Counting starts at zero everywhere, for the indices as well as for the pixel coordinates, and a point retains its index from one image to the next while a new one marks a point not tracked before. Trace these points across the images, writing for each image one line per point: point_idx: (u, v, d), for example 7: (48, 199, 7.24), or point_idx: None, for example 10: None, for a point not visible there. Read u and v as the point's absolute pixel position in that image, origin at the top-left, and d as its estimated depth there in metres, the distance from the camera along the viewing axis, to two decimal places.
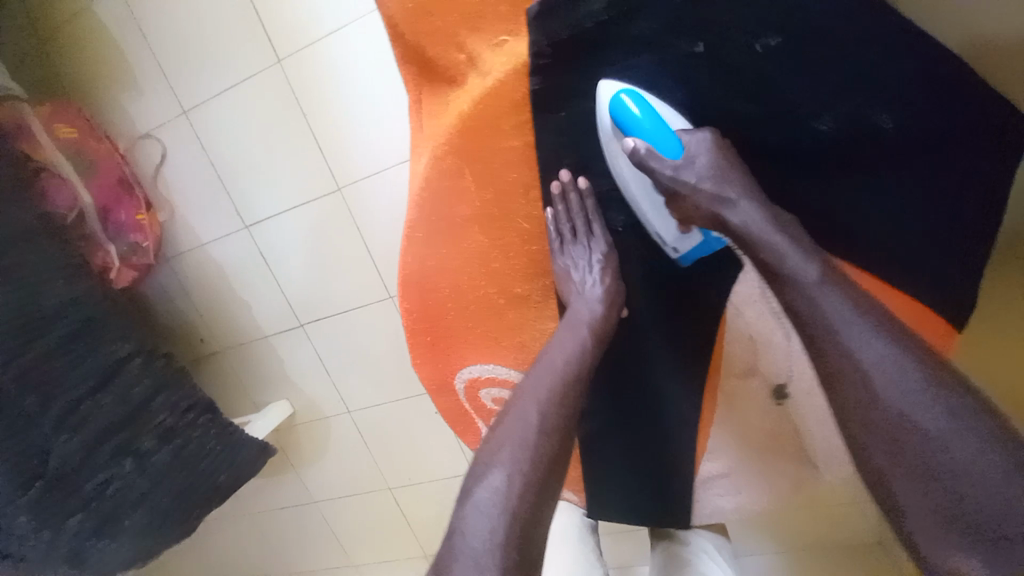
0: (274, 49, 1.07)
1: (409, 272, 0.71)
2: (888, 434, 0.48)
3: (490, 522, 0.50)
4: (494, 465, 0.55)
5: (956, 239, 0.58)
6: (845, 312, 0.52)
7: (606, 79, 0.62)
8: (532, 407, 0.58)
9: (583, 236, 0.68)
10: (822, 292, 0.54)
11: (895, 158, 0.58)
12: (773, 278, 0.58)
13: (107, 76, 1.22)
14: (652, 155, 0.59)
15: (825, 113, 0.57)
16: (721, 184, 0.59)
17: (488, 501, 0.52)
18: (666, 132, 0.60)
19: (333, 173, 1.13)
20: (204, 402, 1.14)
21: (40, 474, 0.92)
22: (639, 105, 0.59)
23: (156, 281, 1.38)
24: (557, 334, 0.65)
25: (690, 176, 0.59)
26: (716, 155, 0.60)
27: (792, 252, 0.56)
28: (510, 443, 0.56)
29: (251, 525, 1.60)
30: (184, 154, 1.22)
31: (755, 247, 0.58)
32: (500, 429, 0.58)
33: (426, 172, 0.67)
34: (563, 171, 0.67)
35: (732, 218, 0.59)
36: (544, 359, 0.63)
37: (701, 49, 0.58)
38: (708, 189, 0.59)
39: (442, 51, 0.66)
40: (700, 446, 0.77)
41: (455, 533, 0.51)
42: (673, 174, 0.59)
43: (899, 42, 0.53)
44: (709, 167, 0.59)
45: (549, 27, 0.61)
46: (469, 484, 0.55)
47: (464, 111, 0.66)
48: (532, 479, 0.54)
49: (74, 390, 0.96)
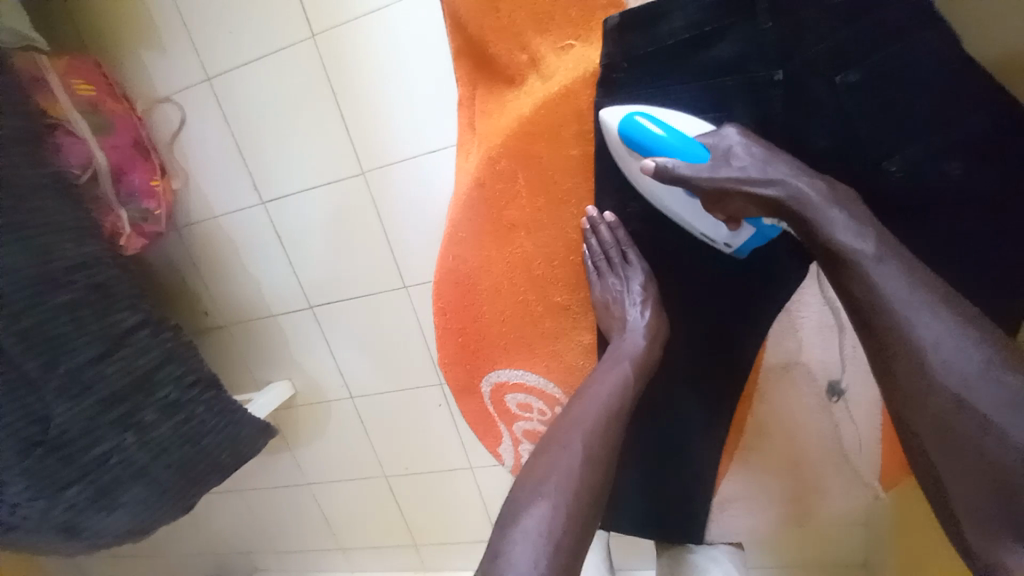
0: (309, 23, 1.04)
1: (448, 270, 0.71)
2: (941, 460, 0.48)
3: (535, 553, 0.52)
4: (538, 495, 0.56)
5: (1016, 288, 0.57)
6: (903, 292, 0.51)
7: (607, 107, 0.62)
8: (578, 437, 0.59)
9: (619, 266, 0.66)
10: (880, 267, 0.52)
11: (957, 201, 0.58)
12: (829, 261, 0.55)
13: (130, 34, 1.17)
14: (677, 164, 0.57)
15: (896, 154, 0.57)
16: (766, 166, 0.56)
17: (532, 532, 0.53)
18: (688, 141, 0.58)
19: (358, 157, 1.11)
20: (208, 376, 1.11)
21: (40, 441, 0.90)
22: (653, 125, 0.58)
23: (163, 249, 1.34)
24: (602, 368, 0.65)
25: (732, 173, 0.56)
26: (754, 144, 0.57)
27: (845, 228, 0.54)
28: (556, 473, 0.57)
29: (242, 501, 1.59)
30: (204, 121, 1.18)
31: (812, 226, 0.55)
32: (545, 455, 0.59)
33: (476, 171, 0.67)
34: (588, 208, 0.67)
35: (782, 193, 0.56)
36: (588, 393, 0.62)
37: (780, 76, 0.58)
38: (754, 174, 0.56)
39: (505, 49, 0.65)
40: (724, 467, 0.80)
41: (499, 559, 0.52)
42: (712, 173, 0.57)
43: (976, 93, 0.54)
44: (751, 157, 0.57)
45: (626, 40, 0.60)
46: (512, 509, 0.56)
47: (524, 114, 0.65)
48: (575, 511, 0.55)
49: (82, 356, 0.93)
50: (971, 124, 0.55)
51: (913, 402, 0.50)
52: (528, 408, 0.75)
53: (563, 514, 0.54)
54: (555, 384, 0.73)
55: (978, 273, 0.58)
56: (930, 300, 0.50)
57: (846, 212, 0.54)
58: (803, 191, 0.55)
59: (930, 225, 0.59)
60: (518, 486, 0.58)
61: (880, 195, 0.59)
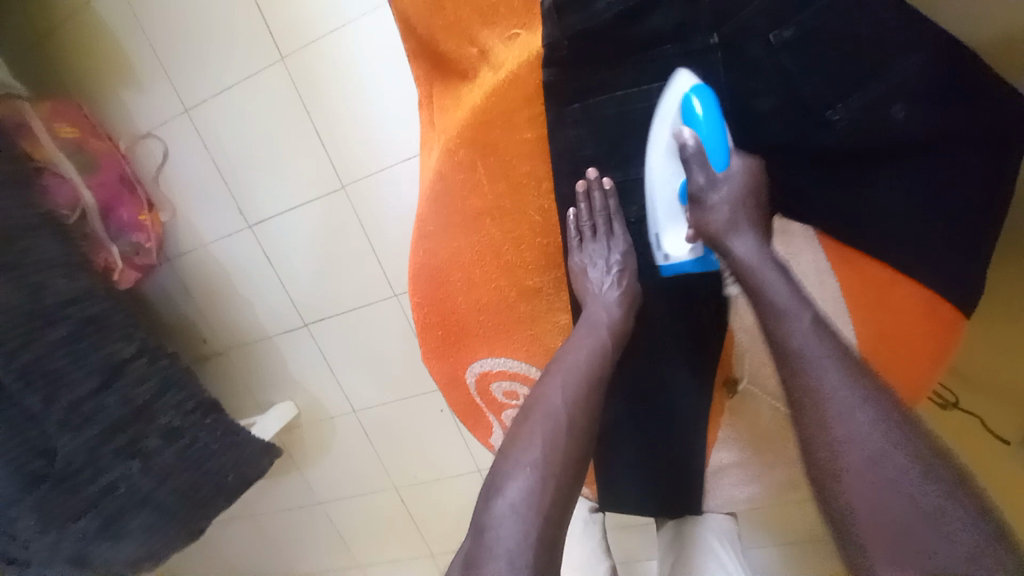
0: (277, 48, 1.07)
1: (421, 266, 0.73)
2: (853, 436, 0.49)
3: (520, 526, 0.50)
4: (523, 464, 0.54)
5: (958, 226, 0.60)
6: (813, 350, 0.53)
7: (684, 69, 0.61)
8: (557, 395, 0.59)
9: (603, 235, 0.69)
10: (794, 320, 0.56)
11: (901, 150, 0.59)
12: (759, 306, 0.60)
13: (109, 75, 1.22)
14: (697, 155, 0.62)
15: (838, 103, 0.58)
16: (734, 214, 0.63)
17: (516, 502, 0.52)
18: (717, 141, 0.62)
19: (337, 172, 1.13)
20: (209, 401, 1.13)
21: (46, 474, 0.91)
22: (711, 105, 0.61)
23: (157, 281, 1.37)
24: (577, 333, 0.65)
25: (712, 195, 0.63)
26: (741, 187, 0.63)
27: (783, 285, 0.59)
28: (538, 439, 0.56)
29: (256, 526, 1.60)
30: (185, 152, 1.22)
31: (750, 277, 0.61)
32: (526, 423, 0.58)
33: (437, 165, 0.69)
34: (589, 170, 0.68)
35: (744, 245, 0.63)
36: (566, 358, 0.63)
37: (716, 40, 0.60)
38: (721, 210, 0.63)
39: (454, 45, 0.67)
40: (713, 436, 0.76)
41: (486, 534, 0.50)
42: (703, 183, 0.63)
43: (918, 36, 0.55)
44: (729, 196, 0.63)
45: (565, 22, 0.61)
46: (494, 482, 0.54)
47: (476, 104, 0.66)
48: (559, 481, 0.55)
49: (79, 388, 0.95)
50: (916, 75, 0.56)
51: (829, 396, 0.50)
52: (514, 396, 0.76)
53: (550, 483, 0.54)
54: (538, 369, 0.74)
55: (927, 215, 0.60)
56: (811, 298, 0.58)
57: (785, 274, 0.60)
58: (742, 251, 0.62)
59: (886, 184, 0.60)
60: (501, 457, 0.57)
61: (832, 155, 0.60)
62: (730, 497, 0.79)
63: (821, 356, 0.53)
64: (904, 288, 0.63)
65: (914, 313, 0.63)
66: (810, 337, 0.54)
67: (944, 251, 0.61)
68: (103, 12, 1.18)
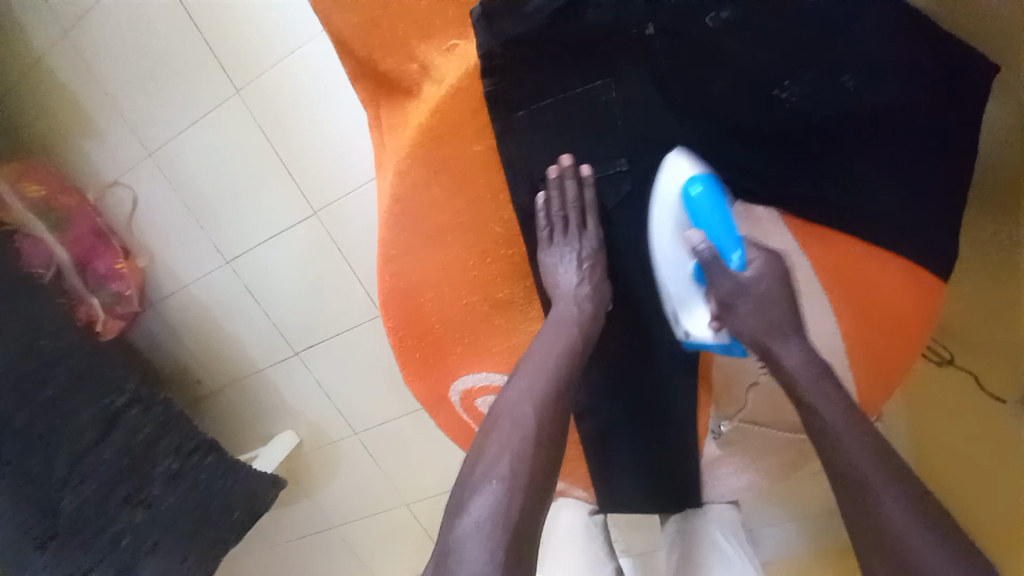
0: (232, 81, 1.05)
1: (390, 288, 0.71)
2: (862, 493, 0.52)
3: (486, 546, 0.50)
4: (490, 477, 0.54)
5: (923, 191, 0.59)
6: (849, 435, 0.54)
7: (678, 152, 0.63)
8: (527, 405, 0.58)
9: (574, 228, 0.67)
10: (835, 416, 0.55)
11: (857, 121, 0.57)
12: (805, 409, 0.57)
13: (69, 127, 1.21)
14: (712, 253, 0.61)
15: (787, 80, 0.57)
16: (770, 324, 0.59)
17: (480, 520, 0.51)
18: (727, 232, 0.61)
19: (308, 199, 1.12)
20: (208, 440, 1.12)
21: (54, 534, 0.90)
22: (712, 196, 0.61)
23: (144, 326, 1.37)
24: (545, 332, 0.64)
25: (743, 299, 0.60)
26: (773, 289, 0.59)
27: (828, 391, 0.56)
28: (506, 453, 0.55)
29: (274, 557, 1.59)
30: (153, 195, 1.20)
31: (800, 387, 0.57)
32: (493, 433, 0.57)
33: (392, 185, 0.67)
34: (564, 155, 0.65)
35: (794, 348, 0.58)
36: (533, 358, 0.62)
37: (652, 30, 0.59)
38: (754, 319, 0.59)
39: (395, 62, 0.65)
40: (704, 429, 0.75)
41: (451, 555, 0.50)
42: (732, 287, 0.60)
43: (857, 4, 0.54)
44: (761, 300, 0.59)
45: (496, 28, 0.60)
46: (461, 498, 0.54)
47: (423, 122, 0.64)
48: (529, 491, 0.54)
49: (79, 442, 0.95)
50: (860, 41, 0.55)
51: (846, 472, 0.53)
52: None
53: (517, 496, 0.53)
54: None
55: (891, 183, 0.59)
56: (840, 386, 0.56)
57: (831, 379, 0.57)
58: (792, 362, 0.58)
59: (844, 155, 0.59)
60: (467, 467, 0.56)
61: (780, 131, 0.59)
62: (729, 486, 0.78)
63: (855, 438, 0.54)
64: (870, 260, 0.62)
65: (893, 284, 0.61)
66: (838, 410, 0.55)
67: (915, 215, 0.59)
68: (54, 65, 1.17)
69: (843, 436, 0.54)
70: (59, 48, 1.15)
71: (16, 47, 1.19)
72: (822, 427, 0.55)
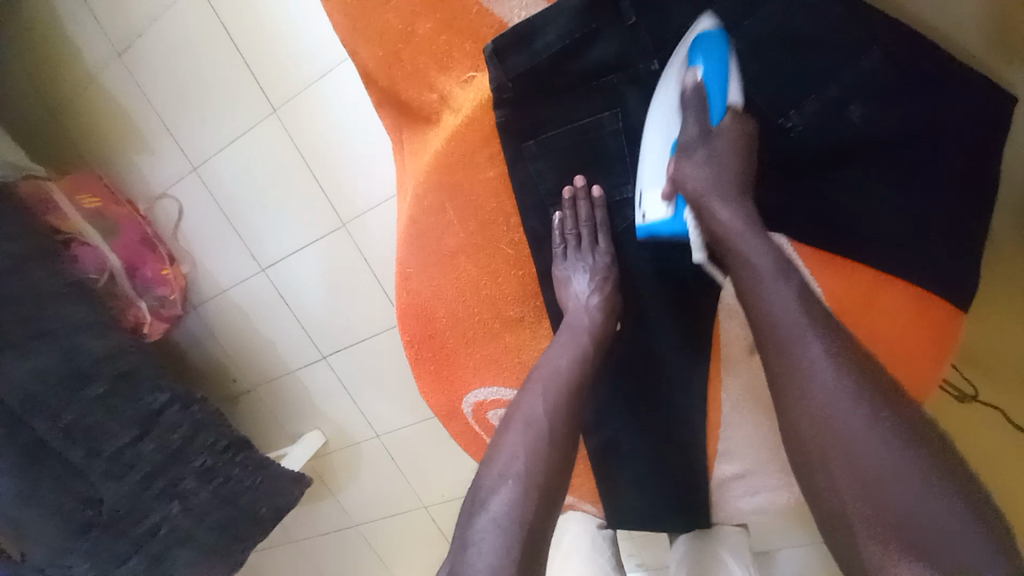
0: (269, 99, 1.12)
1: (408, 304, 0.76)
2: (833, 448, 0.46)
3: (501, 540, 0.51)
4: (506, 476, 0.55)
5: (934, 223, 0.58)
6: (789, 311, 0.51)
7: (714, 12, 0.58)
8: (538, 403, 0.60)
9: (586, 245, 0.69)
10: (769, 289, 0.52)
11: (865, 150, 0.58)
12: (743, 288, 0.55)
13: (124, 144, 1.32)
14: (699, 97, 0.58)
15: (791, 110, 0.58)
16: (717, 175, 0.57)
17: (497, 516, 0.52)
18: (719, 91, 0.56)
19: (338, 211, 1.17)
20: (239, 439, 1.18)
21: (95, 522, 1.00)
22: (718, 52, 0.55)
23: (187, 328, 1.46)
24: (557, 341, 0.66)
25: (700, 149, 0.58)
26: (731, 152, 0.57)
27: (760, 256, 0.53)
28: (521, 452, 0.56)
29: (300, 551, 1.66)
30: (198, 207, 1.29)
31: (728, 250, 0.55)
32: (505, 434, 0.59)
33: (411, 210, 0.72)
34: (576, 177, 0.68)
35: (735, 214, 0.56)
36: (546, 364, 0.63)
37: (657, 66, 0.61)
38: (702, 168, 0.58)
39: (415, 92, 0.69)
40: (712, 452, 0.74)
41: (467, 550, 0.51)
42: (695, 136, 0.58)
43: (855, 38, 0.56)
44: (715, 149, 0.58)
45: (511, 62, 0.63)
46: (478, 496, 0.55)
47: (438, 150, 0.69)
48: (545, 493, 0.55)
49: (119, 439, 1.03)
50: (865, 69, 0.56)
51: (802, 402, 0.48)
52: None
53: (532, 495, 0.54)
54: None
55: (902, 212, 0.58)
56: (787, 274, 0.52)
57: (766, 251, 0.54)
58: (723, 216, 0.56)
59: (858, 180, 0.59)
60: (484, 470, 0.57)
61: (795, 154, 0.60)
62: (739, 509, 0.77)
63: (808, 335, 0.49)
64: (887, 291, 0.60)
65: (902, 312, 0.61)
66: (785, 299, 0.51)
67: (926, 244, 0.58)
68: (111, 87, 1.27)
69: (803, 348, 0.49)
70: (115, 72, 1.25)
71: (78, 72, 1.29)
72: (750, 280, 0.54)
